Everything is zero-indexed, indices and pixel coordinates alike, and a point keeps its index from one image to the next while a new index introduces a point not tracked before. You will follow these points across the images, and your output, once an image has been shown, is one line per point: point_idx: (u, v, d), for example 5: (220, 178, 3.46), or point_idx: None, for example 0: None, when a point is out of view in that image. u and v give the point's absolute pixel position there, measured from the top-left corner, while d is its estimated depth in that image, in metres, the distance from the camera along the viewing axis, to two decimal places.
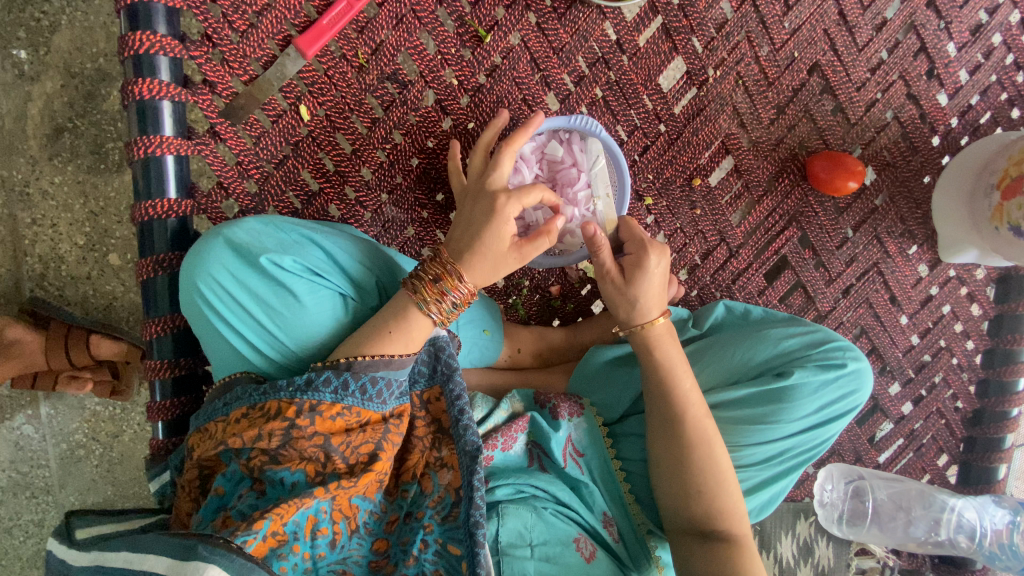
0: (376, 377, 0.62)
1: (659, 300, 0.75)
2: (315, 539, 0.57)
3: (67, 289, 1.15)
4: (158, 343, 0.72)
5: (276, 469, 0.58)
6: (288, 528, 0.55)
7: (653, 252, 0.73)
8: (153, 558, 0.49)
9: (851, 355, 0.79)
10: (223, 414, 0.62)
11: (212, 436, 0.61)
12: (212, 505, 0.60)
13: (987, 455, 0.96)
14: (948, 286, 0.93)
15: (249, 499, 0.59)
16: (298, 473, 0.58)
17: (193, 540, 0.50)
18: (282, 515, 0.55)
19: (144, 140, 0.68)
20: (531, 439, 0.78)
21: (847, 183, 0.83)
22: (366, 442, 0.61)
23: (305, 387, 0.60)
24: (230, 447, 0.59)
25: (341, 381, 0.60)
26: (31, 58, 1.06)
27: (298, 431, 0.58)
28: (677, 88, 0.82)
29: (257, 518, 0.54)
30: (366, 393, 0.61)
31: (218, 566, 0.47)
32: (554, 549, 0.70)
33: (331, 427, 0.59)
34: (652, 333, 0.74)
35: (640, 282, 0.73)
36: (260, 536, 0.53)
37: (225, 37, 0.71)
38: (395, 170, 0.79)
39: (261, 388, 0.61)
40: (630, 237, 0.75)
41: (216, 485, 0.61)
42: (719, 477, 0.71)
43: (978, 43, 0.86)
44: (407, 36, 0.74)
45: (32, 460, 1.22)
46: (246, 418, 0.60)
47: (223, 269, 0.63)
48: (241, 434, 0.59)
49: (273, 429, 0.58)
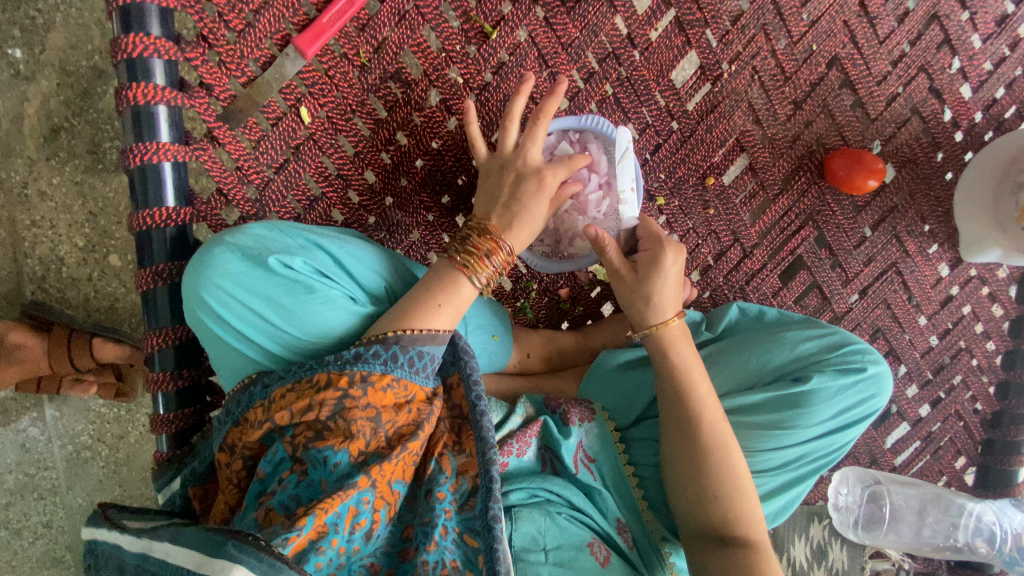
0: (422, 351, 0.60)
1: (674, 298, 0.73)
2: (353, 532, 0.54)
3: (69, 291, 1.14)
4: (159, 355, 0.70)
5: (321, 448, 0.55)
6: (329, 520, 0.53)
7: (670, 250, 0.73)
8: (185, 553, 0.49)
9: (871, 357, 0.77)
10: (264, 396, 0.60)
11: (256, 421, 0.60)
12: (254, 491, 0.58)
13: (1006, 458, 0.94)
14: (969, 286, 0.90)
15: (289, 486, 0.56)
16: (342, 453, 0.56)
17: (222, 537, 0.48)
18: (326, 508, 0.52)
19: (139, 148, 0.66)
20: (542, 443, 0.76)
21: (867, 181, 0.80)
22: (408, 421, 0.60)
23: (355, 359, 0.58)
24: (275, 424, 0.58)
25: (390, 352, 0.59)
26: (25, 57, 1.03)
27: (352, 400, 0.57)
28: (690, 84, 0.79)
29: (299, 515, 0.51)
30: (413, 365, 0.60)
31: (245, 566, 0.45)
32: (568, 553, 0.68)
33: (383, 399, 0.58)
34: (665, 334, 0.73)
35: (656, 279, 0.72)
36: (303, 533, 0.51)
37: (221, 37, 0.68)
38: (398, 173, 0.76)
39: (308, 364, 0.60)
40: (647, 233, 0.75)
41: (258, 469, 0.58)
42: (736, 481, 0.69)
43: (1003, 34, 0.82)
44: (410, 32, 0.72)
45: (39, 462, 1.21)
46: (293, 392, 0.58)
47: (229, 275, 0.61)
48: (288, 408, 0.57)
49: (325, 398, 0.57)
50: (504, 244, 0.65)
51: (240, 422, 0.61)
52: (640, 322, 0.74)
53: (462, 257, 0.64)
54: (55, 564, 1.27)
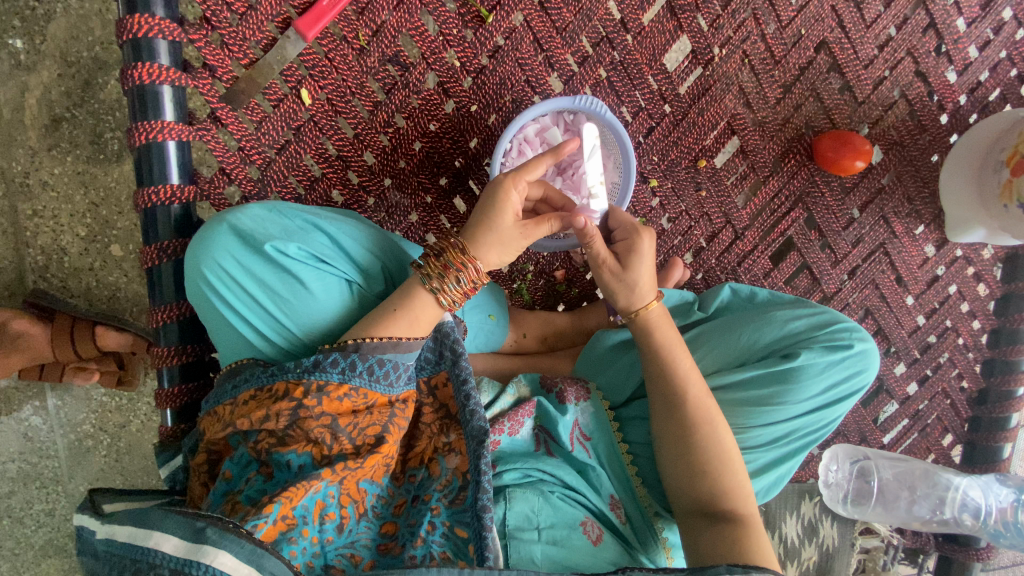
0: (382, 360, 0.61)
1: (653, 281, 0.74)
2: (323, 523, 0.57)
3: (71, 279, 1.15)
4: (164, 330, 0.72)
5: (284, 452, 0.59)
6: (297, 512, 0.56)
7: (644, 234, 0.73)
8: (165, 537, 0.50)
9: (858, 335, 0.79)
10: (231, 397, 0.62)
11: (222, 419, 0.63)
12: (220, 490, 0.61)
13: (992, 433, 0.97)
14: (955, 266, 0.92)
15: (257, 483, 0.59)
16: (304, 455, 0.59)
17: (201, 523, 0.50)
18: (291, 498, 0.55)
19: (145, 126, 0.68)
20: (538, 423, 0.78)
21: (855, 162, 0.82)
22: (372, 424, 0.60)
23: (313, 367, 0.59)
24: (237, 430, 0.60)
25: (348, 362, 0.60)
26: (27, 48, 1.05)
27: (304, 411, 0.58)
28: (682, 68, 0.81)
29: (266, 503, 0.54)
30: (373, 374, 0.61)
31: (226, 551, 0.48)
32: (561, 532, 0.70)
33: (338, 408, 0.59)
34: (647, 317, 0.74)
35: (636, 265, 0.73)
36: (270, 521, 0.54)
37: (223, 19, 0.69)
38: (397, 155, 0.78)
39: (269, 371, 0.62)
40: (620, 223, 0.75)
41: (225, 470, 0.62)
42: (724, 457, 0.71)
43: (987, 18, 0.84)
44: (408, 17, 0.73)
45: (41, 451, 1.23)
46: (254, 400, 0.60)
47: (229, 257, 0.63)
48: (248, 416, 0.59)
49: (280, 409, 0.58)
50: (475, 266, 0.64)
51: (212, 414, 0.64)
52: (627, 307, 0.74)
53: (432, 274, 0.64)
54: (57, 552, 1.28)
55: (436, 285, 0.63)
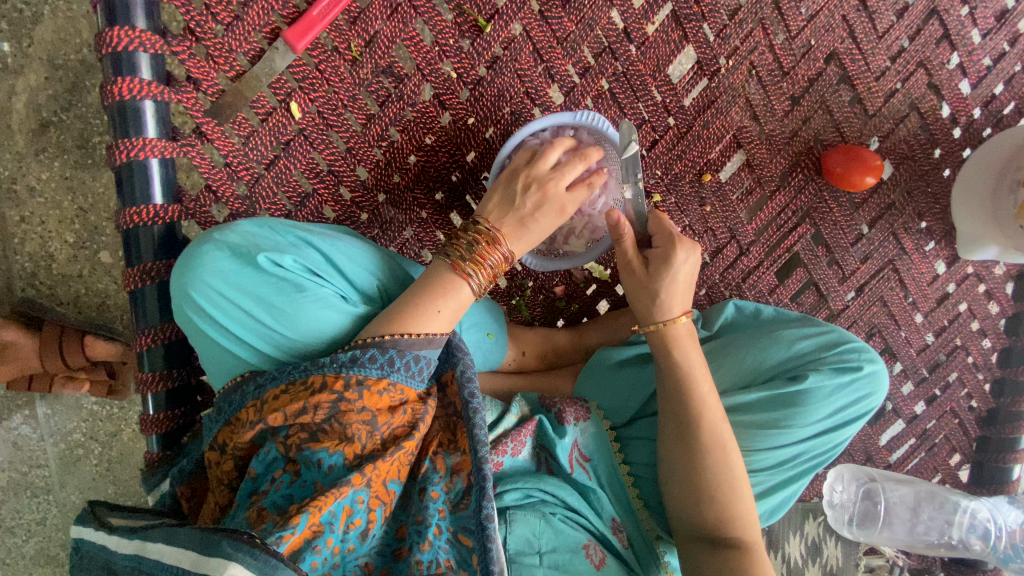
0: (418, 355, 0.59)
1: (684, 299, 0.72)
2: (348, 531, 0.54)
3: (59, 288, 1.12)
4: (148, 355, 0.70)
5: (315, 450, 0.54)
6: (324, 519, 0.52)
7: (682, 248, 0.70)
8: (182, 554, 0.47)
9: (867, 356, 0.77)
10: (257, 396, 0.58)
11: (247, 420, 0.58)
12: (245, 491, 0.58)
13: (1000, 455, 0.94)
14: (965, 284, 0.90)
15: (283, 486, 0.55)
16: (336, 455, 0.54)
17: (217, 535, 0.47)
18: (320, 507, 0.51)
19: (125, 143, 0.65)
20: (537, 443, 0.75)
21: (865, 178, 0.79)
22: (403, 422, 0.59)
23: (351, 362, 0.56)
24: (269, 425, 0.56)
25: (387, 357, 0.57)
26: (12, 51, 1.01)
27: (346, 404, 0.55)
28: (687, 79, 0.78)
29: (293, 514, 0.51)
30: (410, 369, 0.59)
31: (241, 565, 0.44)
32: (563, 556, 0.68)
33: (378, 403, 0.57)
34: (673, 331, 0.71)
35: (667, 276, 0.70)
36: (298, 531, 0.50)
37: (208, 30, 0.66)
38: (391, 169, 0.75)
39: (256, 384, 0.60)
40: (659, 231, 0.72)
41: (250, 468, 0.58)
42: (732, 483, 0.68)
43: (1003, 30, 0.81)
44: (402, 26, 0.70)
45: (31, 460, 1.20)
46: (285, 395, 0.57)
47: (218, 274, 0.59)
48: (281, 411, 0.56)
49: (319, 402, 0.55)
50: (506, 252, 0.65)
51: (232, 421, 0.60)
52: (649, 316, 0.72)
53: (465, 263, 0.63)
54: (49, 562, 1.26)
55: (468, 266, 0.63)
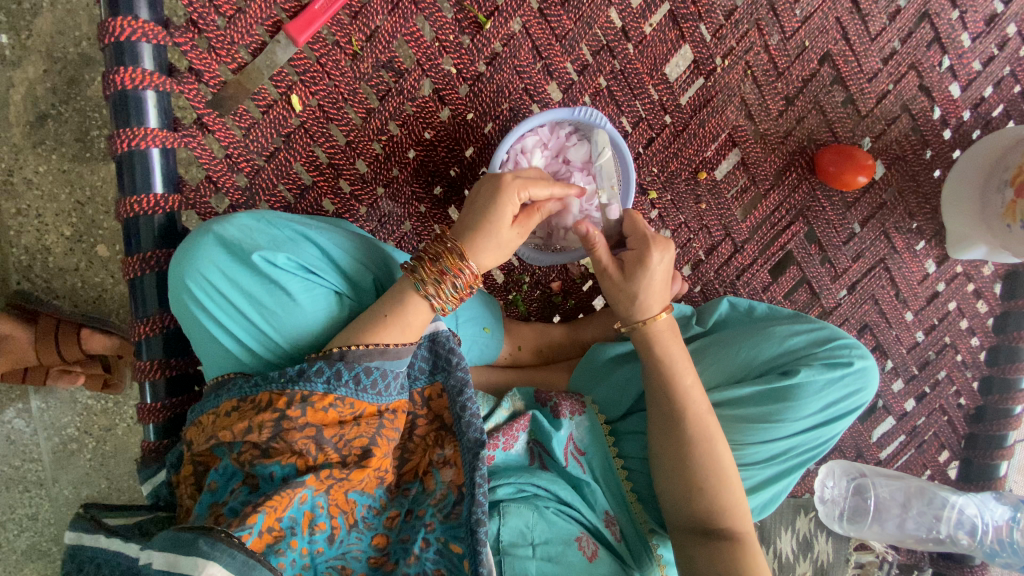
0: (370, 368, 0.57)
1: (662, 296, 0.72)
2: (313, 534, 0.54)
3: (55, 281, 1.12)
4: (147, 343, 0.70)
5: (267, 463, 0.54)
6: (284, 524, 0.52)
7: (654, 248, 0.70)
8: (156, 552, 0.47)
9: (858, 353, 0.77)
10: (215, 406, 0.58)
11: (205, 430, 0.58)
12: (206, 502, 0.56)
13: (989, 452, 0.97)
14: (955, 282, 0.92)
15: (242, 495, 0.54)
16: (288, 467, 0.54)
17: (192, 534, 0.46)
18: (276, 508, 0.51)
19: (127, 132, 0.65)
20: (531, 437, 0.75)
21: (857, 177, 0.81)
22: (359, 436, 0.56)
23: (296, 377, 0.56)
24: (220, 440, 0.56)
25: (333, 370, 0.56)
26: (11, 43, 1.01)
27: (288, 422, 0.54)
28: (683, 78, 0.79)
29: (250, 512, 0.50)
30: (360, 383, 0.57)
31: (220, 564, 0.45)
32: (556, 549, 0.67)
33: (323, 419, 0.55)
34: (653, 328, 0.72)
35: (643, 278, 0.71)
36: (256, 532, 0.50)
37: (211, 22, 0.67)
38: (391, 163, 0.76)
39: (252, 380, 0.58)
40: (633, 232, 0.72)
41: (208, 480, 0.57)
42: (721, 475, 0.69)
43: (993, 34, 0.83)
44: (403, 22, 0.71)
45: (24, 454, 1.19)
46: (236, 412, 0.56)
47: (213, 266, 0.58)
48: (230, 429, 0.55)
49: (263, 421, 0.54)
50: (471, 268, 0.60)
51: (197, 425, 0.60)
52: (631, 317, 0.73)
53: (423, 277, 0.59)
54: (41, 557, 1.25)
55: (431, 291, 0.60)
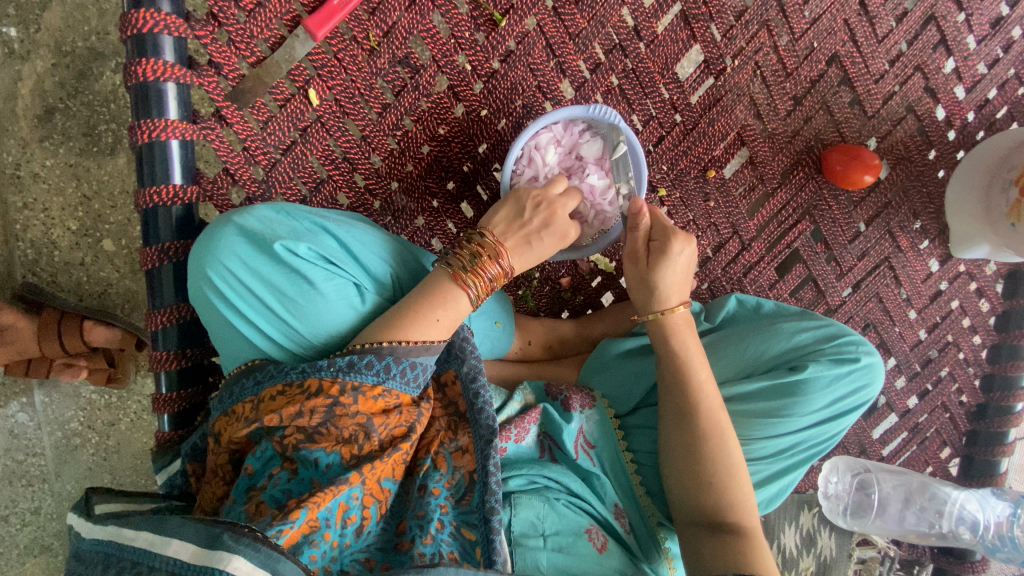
0: (415, 363, 0.58)
1: (681, 288, 0.73)
2: (345, 526, 0.54)
3: (61, 274, 1.12)
4: (163, 334, 0.71)
5: (312, 449, 0.54)
6: (321, 514, 0.52)
7: (677, 240, 0.72)
8: (179, 544, 0.46)
9: (865, 349, 0.78)
10: (255, 393, 0.58)
11: (243, 416, 0.58)
12: (243, 486, 0.57)
13: (990, 449, 0.99)
14: (957, 282, 0.93)
15: (282, 482, 0.55)
16: (333, 454, 0.55)
17: (219, 528, 0.47)
18: (318, 503, 0.51)
19: (147, 124, 0.66)
20: (542, 430, 0.76)
21: (863, 177, 0.82)
22: (400, 424, 0.58)
23: (347, 368, 0.56)
24: (264, 426, 0.56)
25: (382, 364, 0.56)
26: (21, 37, 1.02)
27: (341, 409, 0.55)
28: (694, 77, 0.80)
29: (293, 508, 0.51)
30: (405, 376, 0.58)
31: (244, 557, 0.44)
32: (566, 540, 0.68)
33: (373, 407, 0.56)
34: (670, 321, 0.73)
35: (666, 268, 0.72)
36: (296, 525, 0.50)
37: (230, 16, 0.68)
38: (405, 158, 0.77)
39: (298, 366, 0.57)
40: (654, 224, 0.75)
41: (247, 465, 0.57)
42: (730, 469, 0.70)
43: (997, 37, 0.85)
44: (420, 18, 0.72)
45: (28, 448, 1.19)
46: (283, 396, 0.56)
47: (234, 256, 0.59)
48: (278, 412, 0.55)
49: (314, 407, 0.55)
50: (505, 266, 0.64)
51: (230, 413, 0.60)
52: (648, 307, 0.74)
53: (465, 273, 0.61)
54: (43, 552, 1.24)
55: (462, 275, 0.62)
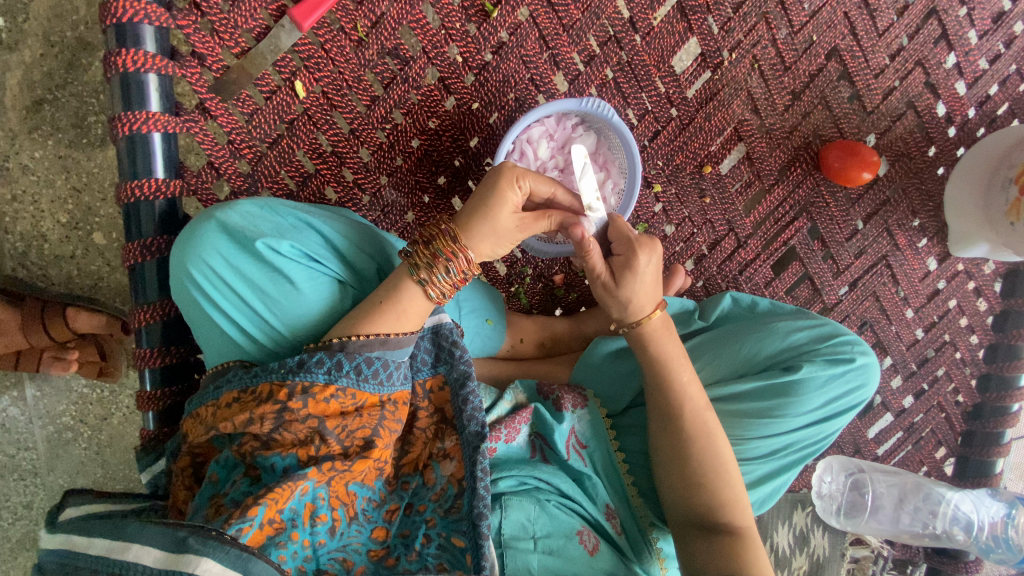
0: (370, 359, 0.57)
1: (654, 294, 0.71)
2: (315, 526, 0.53)
3: (51, 268, 1.11)
4: (147, 331, 0.69)
5: (267, 455, 0.54)
6: (285, 515, 0.52)
7: (642, 252, 0.68)
8: (145, 548, 0.45)
9: (861, 349, 0.77)
10: (214, 398, 0.58)
11: (204, 422, 0.58)
12: (206, 493, 0.56)
13: (985, 449, 0.98)
14: (956, 280, 0.92)
15: (242, 486, 0.54)
16: (289, 458, 0.54)
17: (184, 531, 0.46)
18: (277, 500, 0.51)
19: (128, 116, 0.65)
20: (533, 429, 0.75)
21: (862, 174, 0.81)
22: (361, 428, 0.56)
23: (297, 368, 0.55)
24: (220, 433, 0.55)
25: (334, 362, 0.55)
26: (8, 26, 0.99)
27: (291, 414, 0.53)
28: (690, 71, 0.79)
29: (251, 505, 0.50)
30: (361, 373, 0.56)
31: (214, 559, 0.44)
32: (558, 542, 0.67)
33: (325, 410, 0.54)
34: (648, 329, 0.71)
35: (632, 282, 0.68)
36: (256, 524, 0.50)
37: (213, 5, 0.66)
38: (394, 152, 0.75)
39: (252, 371, 0.57)
40: (618, 236, 0.69)
41: (210, 472, 0.57)
42: (721, 469, 0.69)
43: (999, 32, 0.83)
44: (409, 8, 0.70)
45: (19, 442, 1.18)
46: (237, 403, 0.55)
47: (216, 253, 0.57)
48: (230, 421, 0.54)
49: (264, 413, 0.54)
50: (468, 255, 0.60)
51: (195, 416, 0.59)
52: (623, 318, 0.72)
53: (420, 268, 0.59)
54: (36, 546, 1.24)
55: (423, 275, 0.59)
